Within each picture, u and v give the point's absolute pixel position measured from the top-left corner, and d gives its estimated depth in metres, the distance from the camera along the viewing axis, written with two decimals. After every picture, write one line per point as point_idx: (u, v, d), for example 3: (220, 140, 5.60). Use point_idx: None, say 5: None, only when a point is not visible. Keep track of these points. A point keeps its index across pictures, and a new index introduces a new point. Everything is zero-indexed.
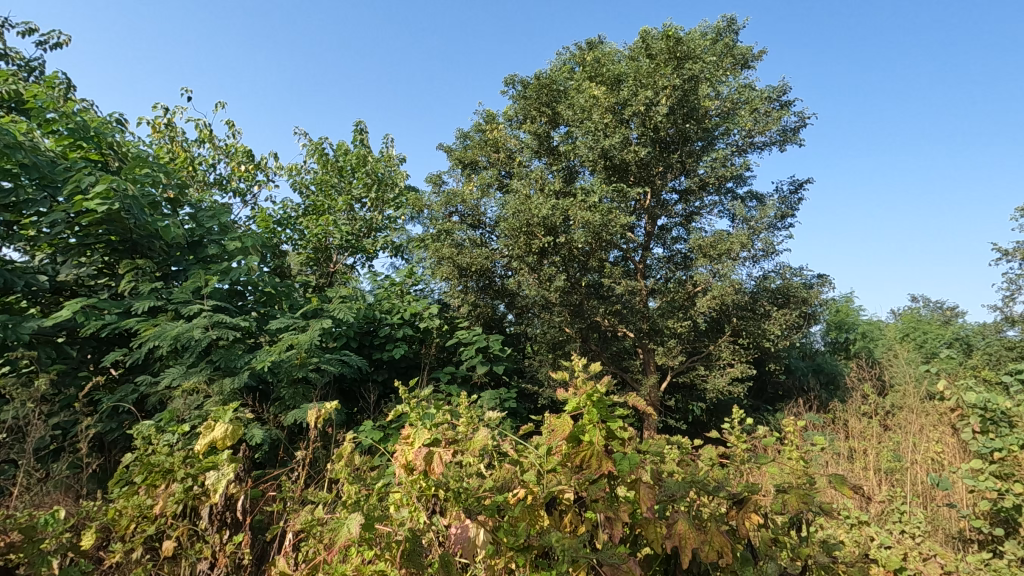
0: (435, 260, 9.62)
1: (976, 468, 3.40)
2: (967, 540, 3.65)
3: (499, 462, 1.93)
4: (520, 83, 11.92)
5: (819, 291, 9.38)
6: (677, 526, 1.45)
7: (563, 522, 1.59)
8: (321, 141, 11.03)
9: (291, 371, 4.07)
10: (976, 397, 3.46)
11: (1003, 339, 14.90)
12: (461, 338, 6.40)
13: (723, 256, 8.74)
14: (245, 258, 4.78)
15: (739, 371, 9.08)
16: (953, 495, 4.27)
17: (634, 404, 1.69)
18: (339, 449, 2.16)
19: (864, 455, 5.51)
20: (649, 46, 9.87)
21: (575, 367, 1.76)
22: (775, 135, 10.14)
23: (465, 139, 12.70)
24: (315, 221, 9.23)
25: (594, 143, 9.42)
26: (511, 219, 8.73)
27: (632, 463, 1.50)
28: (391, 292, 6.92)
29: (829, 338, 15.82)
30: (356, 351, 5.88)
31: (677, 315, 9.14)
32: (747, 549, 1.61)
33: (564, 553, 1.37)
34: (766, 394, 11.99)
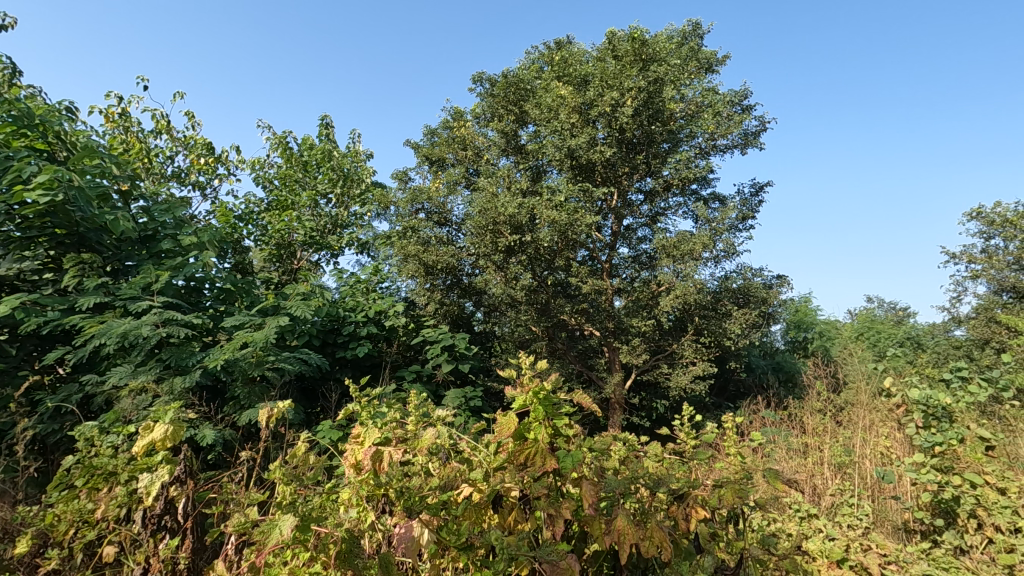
0: (401, 258, 9.50)
1: (918, 461, 3.50)
2: (910, 530, 3.77)
3: (450, 461, 1.92)
4: (488, 81, 11.89)
5: (778, 291, 9.63)
6: (617, 522, 1.47)
7: (508, 521, 1.58)
8: (285, 135, 10.78)
9: (246, 370, 3.96)
10: (919, 393, 3.54)
11: (951, 339, 15.58)
12: (426, 336, 6.36)
13: (686, 256, 8.90)
14: (201, 253, 4.64)
15: (701, 369, 9.27)
16: (898, 487, 4.43)
17: (580, 400, 1.70)
18: (291, 450, 2.12)
19: (817, 450, 5.69)
20: (616, 47, 9.99)
21: (523, 364, 1.75)
22: (737, 138, 10.38)
23: (433, 137, 12.60)
24: (278, 217, 9.03)
25: (561, 143, 9.48)
26: (477, 217, 8.71)
27: (574, 461, 1.51)
28: (355, 290, 6.82)
29: (788, 338, 16.31)
30: (318, 349, 5.78)
31: (642, 315, 9.28)
32: (687, 544, 1.64)
33: (501, 553, 1.37)
34: (728, 392, 12.27)
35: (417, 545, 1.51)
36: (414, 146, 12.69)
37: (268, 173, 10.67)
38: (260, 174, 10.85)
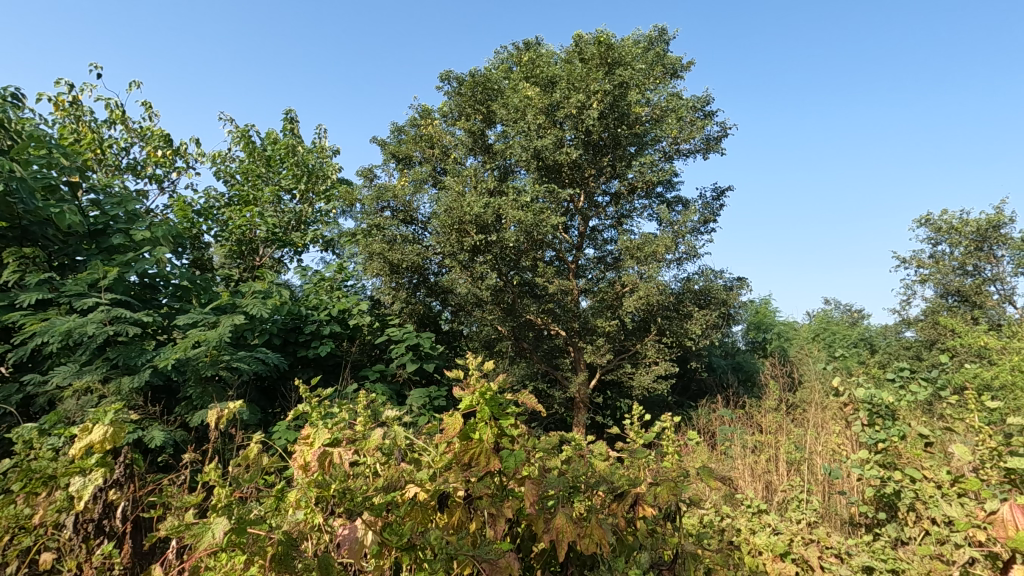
0: (366, 256, 9.37)
1: (863, 458, 3.61)
2: (855, 524, 3.94)
3: (400, 461, 1.92)
4: (456, 79, 11.84)
5: (737, 293, 9.88)
6: (556, 520, 1.50)
7: (452, 520, 1.59)
8: (248, 128, 10.51)
9: (200, 369, 3.85)
10: (864, 393, 3.64)
11: (902, 340, 16.33)
12: (391, 335, 6.31)
13: (649, 257, 9.06)
14: (155, 249, 4.48)
15: (663, 369, 9.47)
16: (844, 482, 4.63)
17: (527, 401, 1.72)
18: (242, 452, 2.07)
19: (770, 447, 5.89)
20: (583, 50, 10.09)
21: (471, 365, 1.75)
22: (698, 143, 10.66)
23: (400, 134, 12.47)
24: (238, 212, 8.79)
25: (527, 144, 9.52)
26: (443, 216, 8.67)
27: (517, 460, 1.54)
28: (319, 288, 6.71)
29: (749, 338, 16.78)
30: (278, 348, 5.66)
31: (606, 315, 9.40)
32: (629, 540, 1.69)
33: (440, 552, 1.36)
34: (690, 391, 12.56)
35: (361, 546, 1.56)
36: (381, 143, 12.55)
37: (230, 167, 10.39)
38: (221, 168, 10.56)
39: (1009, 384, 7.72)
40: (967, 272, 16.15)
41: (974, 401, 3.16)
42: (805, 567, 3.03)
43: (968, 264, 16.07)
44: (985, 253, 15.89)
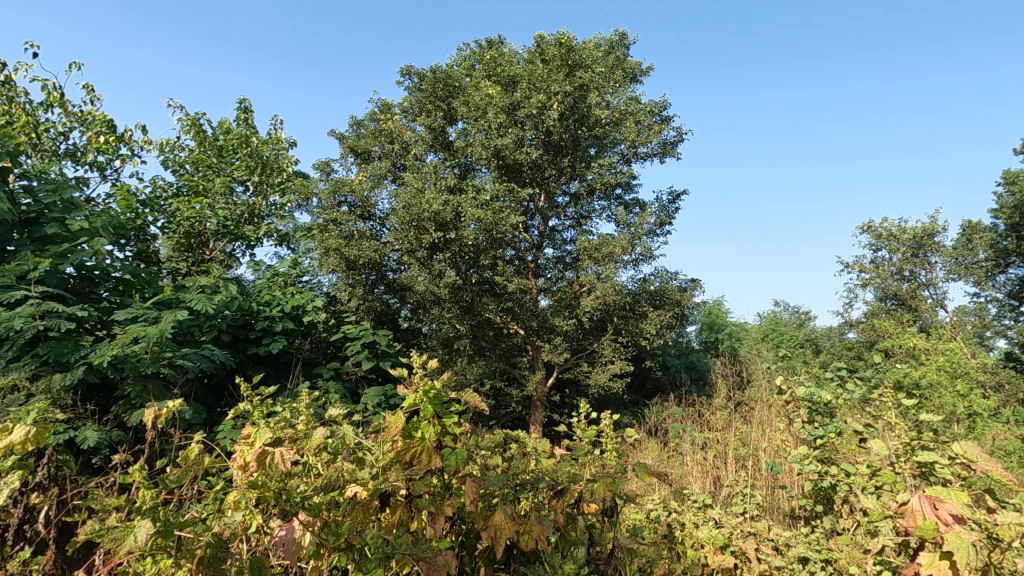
0: (322, 251, 9.17)
1: (803, 453, 3.69)
2: (795, 516, 4.12)
3: (343, 460, 1.89)
4: (417, 75, 11.71)
5: (691, 294, 10.14)
6: (494, 518, 1.52)
7: (392, 519, 1.58)
8: (198, 116, 10.10)
9: (138, 367, 3.67)
10: (805, 391, 3.76)
11: (845, 341, 17.15)
12: (346, 332, 6.19)
13: (606, 259, 9.23)
14: (93, 240, 4.26)
15: (618, 368, 9.67)
16: (785, 477, 4.82)
17: (471, 399, 1.72)
18: (183, 452, 1.97)
19: (717, 443, 6.09)
20: (544, 51, 10.12)
21: (415, 362, 1.73)
22: (655, 147, 10.92)
23: (359, 128, 12.24)
24: (187, 203, 8.44)
25: (487, 142, 9.54)
26: (401, 213, 8.55)
27: (458, 458, 1.55)
28: (272, 283, 6.51)
29: (702, 338, 17.28)
30: (226, 345, 5.43)
31: (564, 314, 9.51)
32: (563, 536, 1.74)
33: (375, 552, 1.35)
34: (645, 389, 12.86)
35: (298, 548, 1.53)
36: (339, 136, 12.30)
37: (179, 157, 9.98)
38: (170, 157, 10.13)
39: (935, 383, 8.24)
40: (904, 277, 17.09)
41: (896, 399, 3.36)
42: (744, 559, 3.10)
43: (905, 269, 16.99)
44: (920, 259, 16.86)
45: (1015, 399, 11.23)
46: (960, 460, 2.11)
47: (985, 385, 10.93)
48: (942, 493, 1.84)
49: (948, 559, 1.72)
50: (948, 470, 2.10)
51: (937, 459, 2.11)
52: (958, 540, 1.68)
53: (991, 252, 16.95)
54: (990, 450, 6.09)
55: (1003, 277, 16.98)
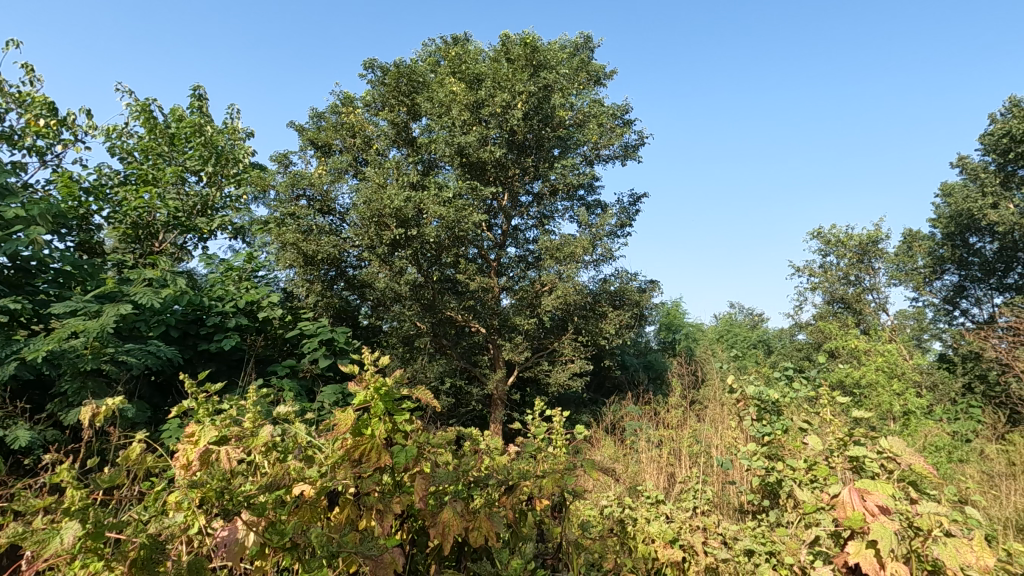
0: (279, 245, 8.95)
1: (751, 450, 3.74)
2: (742, 510, 4.27)
3: (293, 458, 1.84)
4: (380, 68, 11.54)
5: (650, 295, 10.36)
6: (443, 515, 1.53)
7: (340, 518, 1.56)
8: (149, 102, 9.68)
9: (77, 363, 3.50)
10: (754, 389, 3.85)
11: (795, 342, 17.84)
12: (302, 329, 6.05)
13: (568, 259, 9.33)
14: (30, 229, 4.03)
15: (578, 367, 9.82)
16: (734, 473, 4.99)
17: (423, 397, 1.71)
18: (125, 451, 1.87)
19: (671, 440, 6.25)
20: (509, 50, 10.10)
21: (367, 359, 1.71)
22: (617, 150, 11.13)
23: (320, 120, 11.99)
24: (134, 192, 8.06)
25: (450, 140, 9.56)
26: (362, 208, 8.39)
27: (407, 456, 1.54)
28: (226, 278, 6.29)
29: (660, 338, 17.68)
30: (173, 341, 5.18)
31: (526, 313, 9.57)
32: (510, 533, 1.76)
33: (319, 551, 1.33)
34: (604, 387, 13.09)
35: (241, 548, 1.49)
36: (299, 128, 12.01)
37: (127, 144, 9.54)
38: (117, 144, 9.68)
39: (874, 382, 8.69)
40: (850, 281, 17.89)
41: (830, 395, 3.51)
42: (691, 552, 3.19)
43: (851, 274, 17.79)
44: (865, 265, 17.67)
45: (948, 398, 11.93)
46: (887, 454, 2.24)
47: (920, 385, 11.58)
48: (870, 486, 1.96)
49: (873, 547, 1.84)
50: (876, 463, 2.22)
51: (866, 453, 2.23)
52: (882, 529, 1.80)
53: (929, 259, 17.95)
54: (922, 445, 6.45)
55: (939, 283, 17.99)
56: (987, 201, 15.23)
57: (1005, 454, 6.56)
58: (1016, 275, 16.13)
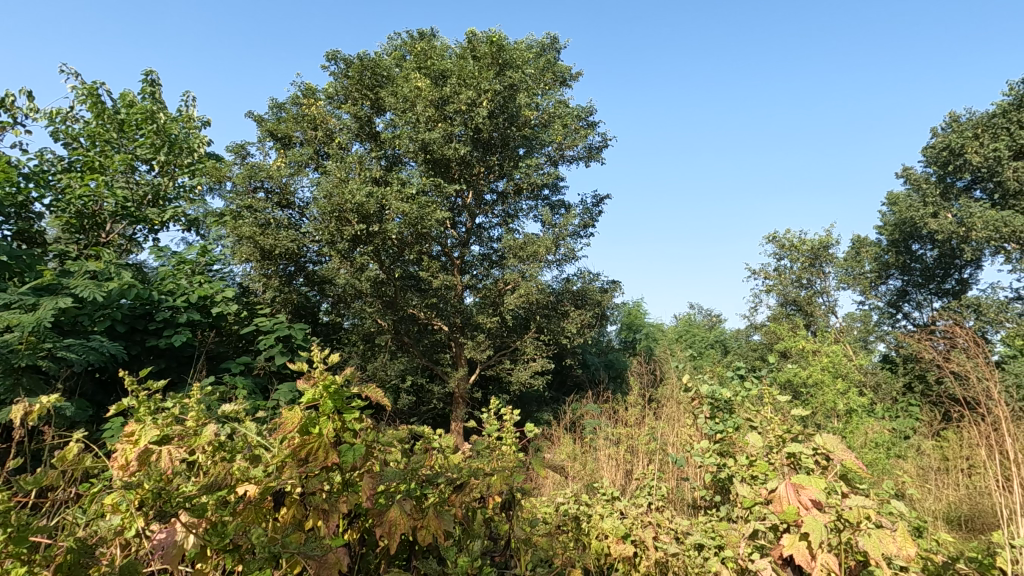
0: (234, 239, 8.71)
1: (704, 447, 3.71)
2: (694, 506, 4.40)
3: (239, 458, 1.79)
4: (343, 60, 11.33)
5: (611, 295, 10.52)
6: (390, 514, 1.53)
7: (286, 518, 1.53)
8: (96, 85, 9.22)
9: (11, 359, 3.33)
10: (706, 387, 3.79)
11: (750, 342, 18.43)
12: (259, 325, 5.89)
13: (531, 258, 9.38)
14: None
15: (539, 365, 9.91)
16: (687, 470, 5.12)
17: (373, 395, 1.69)
18: (60, 452, 1.78)
19: (628, 438, 6.38)
20: (475, 47, 10.02)
21: (316, 356, 1.68)
22: (581, 151, 11.29)
23: (280, 111, 11.70)
24: (79, 179, 7.65)
25: (414, 136, 9.50)
26: (323, 202, 8.21)
27: (355, 455, 1.52)
28: (178, 271, 6.05)
29: (622, 338, 17.99)
30: (117, 336, 4.97)
31: (489, 311, 9.58)
32: (458, 530, 1.76)
33: (260, 552, 1.31)
34: (565, 385, 13.24)
35: (179, 551, 1.45)
36: (258, 118, 11.69)
37: (72, 129, 9.06)
38: (61, 128, 9.19)
39: (820, 381, 9.09)
40: (802, 284, 18.59)
41: (771, 392, 3.59)
42: (643, 547, 3.26)
43: (804, 278, 18.48)
44: (816, 269, 18.39)
45: (889, 397, 12.58)
46: (821, 451, 2.33)
47: (864, 384, 12.14)
48: (804, 481, 2.04)
49: (806, 539, 1.95)
50: (810, 459, 2.32)
51: (802, 449, 2.31)
52: (813, 522, 1.90)
53: (875, 264, 18.83)
54: (862, 442, 6.76)
55: (883, 287, 18.87)
56: (927, 210, 16.07)
57: (938, 450, 6.93)
58: (953, 281, 17.06)
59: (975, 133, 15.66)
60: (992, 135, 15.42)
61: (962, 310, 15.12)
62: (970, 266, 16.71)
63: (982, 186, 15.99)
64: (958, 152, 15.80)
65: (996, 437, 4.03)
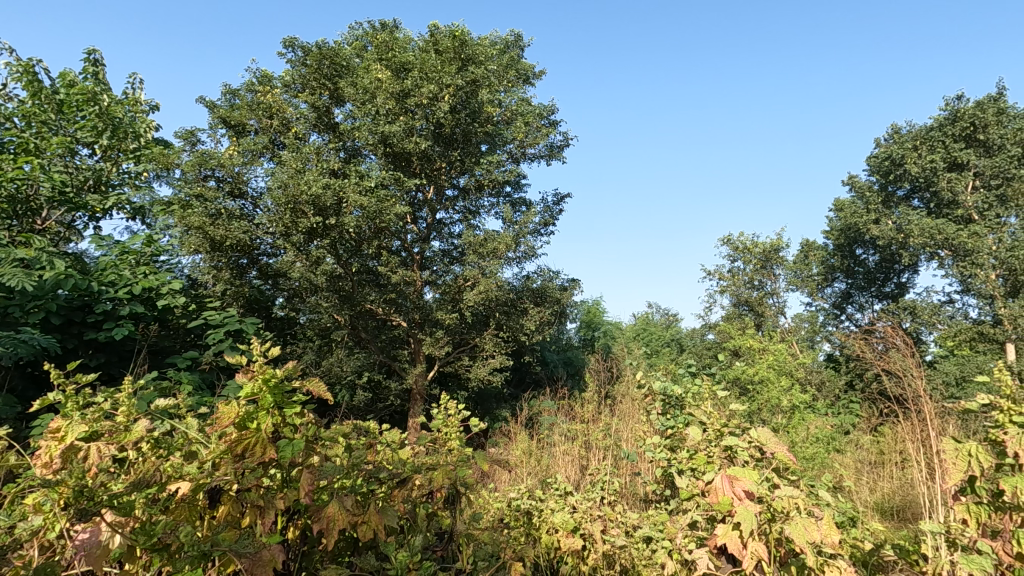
0: (183, 229, 8.38)
1: (655, 442, 3.73)
2: (645, 499, 4.49)
3: (174, 455, 1.73)
4: (301, 48, 11.03)
5: (570, 292, 10.63)
6: (328, 510, 1.51)
7: (220, 515, 1.49)
8: (33, 62, 8.68)
9: None
10: (660, 385, 3.61)
11: (704, 341, 18.97)
12: (207, 319, 5.68)
13: (490, 255, 9.39)
14: None
15: (498, 362, 9.94)
16: (639, 464, 5.22)
17: (315, 389, 1.66)
18: None
19: (583, 434, 6.47)
20: (438, 41, 9.93)
21: (255, 349, 1.63)
22: (543, 150, 11.40)
23: (234, 97, 11.31)
24: (12, 162, 7.15)
25: (374, 128, 9.36)
26: (278, 193, 7.96)
27: (294, 450, 1.49)
28: (120, 262, 5.73)
29: (581, 335, 18.25)
30: (51, 329, 4.69)
31: (448, 307, 9.52)
32: (397, 528, 1.75)
33: (189, 550, 1.26)
34: (524, 382, 13.32)
35: (104, 552, 1.38)
36: (210, 104, 11.27)
37: (5, 108, 8.50)
38: None
39: (767, 379, 9.46)
40: (754, 286, 19.24)
41: (713, 386, 3.65)
42: (591, 540, 3.31)
43: (756, 279, 19.12)
44: (768, 271, 19.04)
45: (832, 395, 13.19)
46: (755, 443, 2.45)
47: (808, 382, 12.68)
48: (739, 472, 2.12)
49: (739, 529, 2.05)
50: (745, 452, 2.42)
51: (739, 442, 2.40)
52: (745, 512, 2.00)
53: (822, 267, 19.66)
54: (804, 436, 7.07)
55: (829, 289, 19.74)
56: (870, 217, 16.92)
57: (874, 445, 7.30)
58: (893, 285, 17.97)
59: (914, 145, 16.53)
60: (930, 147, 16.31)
61: (900, 312, 15.96)
62: (908, 271, 17.65)
63: (919, 196, 16.93)
64: (899, 162, 16.66)
65: (923, 432, 4.27)
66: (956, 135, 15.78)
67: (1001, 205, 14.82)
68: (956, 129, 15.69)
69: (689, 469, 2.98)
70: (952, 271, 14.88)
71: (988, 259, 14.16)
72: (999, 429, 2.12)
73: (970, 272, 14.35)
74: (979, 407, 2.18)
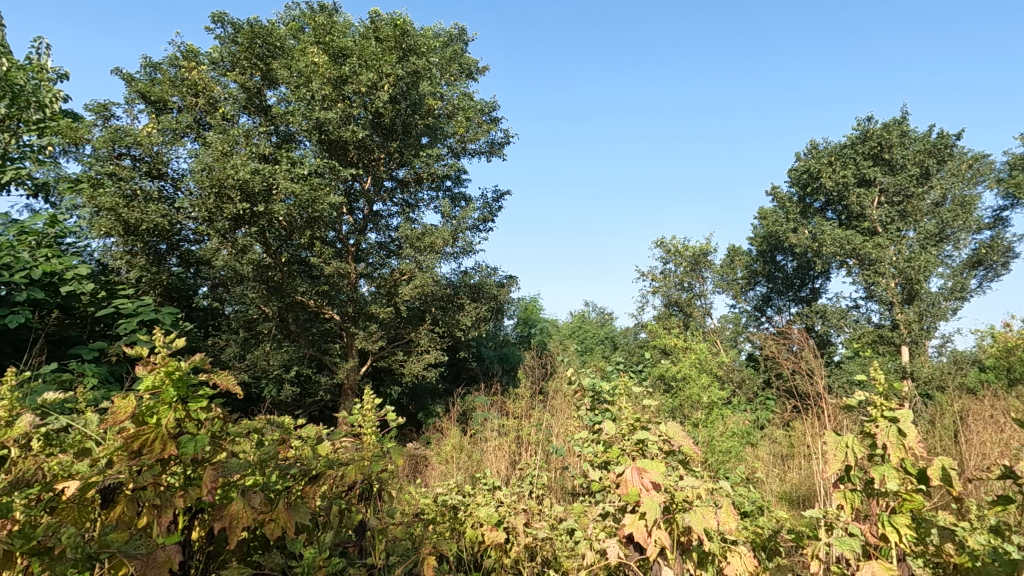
0: (93, 210, 7.79)
1: (580, 436, 3.84)
2: (571, 492, 4.61)
3: (63, 452, 1.61)
4: (230, 24, 10.45)
5: (507, 289, 10.70)
6: (231, 507, 1.45)
7: (112, 515, 1.40)
8: None
9: None
10: (588, 381, 3.72)
11: (636, 339, 19.66)
12: (119, 308, 5.30)
13: (427, 249, 9.31)
14: None
15: (432, 357, 9.87)
16: (567, 458, 5.34)
17: (223, 382, 1.59)
18: None
19: (514, 428, 6.55)
20: (378, 28, 9.72)
21: (156, 339, 1.54)
22: (483, 145, 11.40)
23: (155, 71, 10.60)
24: None
25: (308, 114, 8.99)
26: (200, 175, 7.53)
27: (197, 446, 1.42)
28: (18, 242, 5.17)
29: (518, 331, 18.44)
30: None
31: (383, 301, 9.36)
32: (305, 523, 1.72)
33: (73, 553, 1.19)
34: (459, 378, 13.30)
35: None
36: (126, 77, 10.50)
37: None
38: None
39: (690, 376, 9.94)
40: (683, 287, 20.07)
41: (635, 382, 3.79)
42: (514, 533, 3.37)
43: (686, 281, 19.94)
44: (696, 274, 19.92)
45: (750, 392, 14.02)
46: (665, 437, 2.55)
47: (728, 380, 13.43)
48: (648, 465, 2.20)
49: (645, 518, 2.13)
50: (656, 446, 2.52)
51: (651, 436, 2.49)
52: (650, 503, 2.09)
53: (745, 272, 20.77)
54: (722, 431, 7.47)
55: (751, 293, 20.89)
56: (789, 226, 18.10)
57: (783, 438, 7.82)
58: (807, 290, 19.28)
59: (829, 160, 17.83)
60: (843, 163, 17.62)
61: (813, 316, 17.13)
62: (821, 277, 19.00)
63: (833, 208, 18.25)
64: (816, 176, 17.96)
65: (823, 426, 4.63)
66: (865, 153, 17.10)
67: (902, 220, 16.24)
68: (865, 148, 17.00)
69: (607, 462, 3.10)
70: (859, 279, 16.15)
71: (888, 269, 15.46)
72: (872, 422, 2.30)
73: (873, 280, 15.63)
74: (858, 402, 2.37)
